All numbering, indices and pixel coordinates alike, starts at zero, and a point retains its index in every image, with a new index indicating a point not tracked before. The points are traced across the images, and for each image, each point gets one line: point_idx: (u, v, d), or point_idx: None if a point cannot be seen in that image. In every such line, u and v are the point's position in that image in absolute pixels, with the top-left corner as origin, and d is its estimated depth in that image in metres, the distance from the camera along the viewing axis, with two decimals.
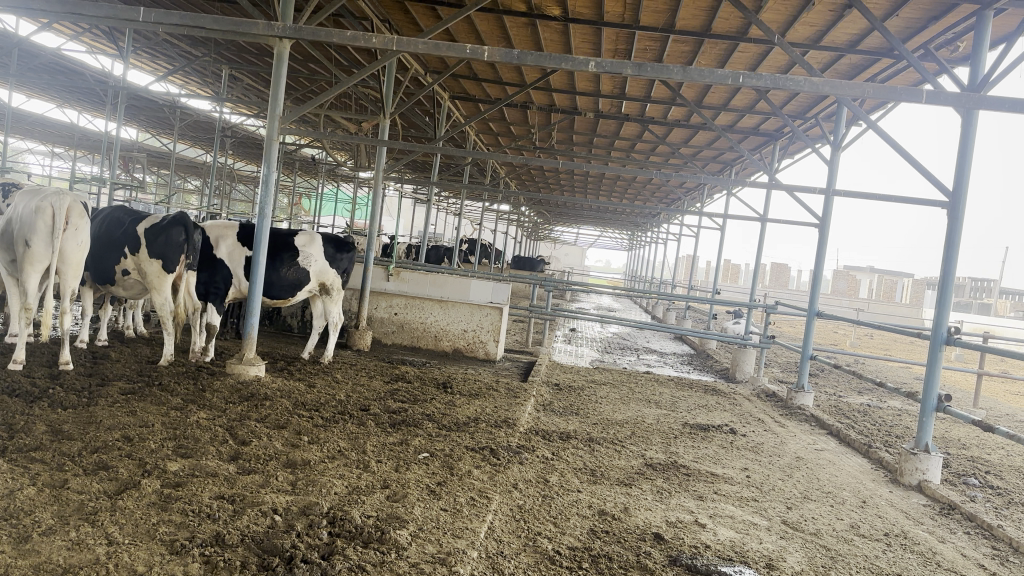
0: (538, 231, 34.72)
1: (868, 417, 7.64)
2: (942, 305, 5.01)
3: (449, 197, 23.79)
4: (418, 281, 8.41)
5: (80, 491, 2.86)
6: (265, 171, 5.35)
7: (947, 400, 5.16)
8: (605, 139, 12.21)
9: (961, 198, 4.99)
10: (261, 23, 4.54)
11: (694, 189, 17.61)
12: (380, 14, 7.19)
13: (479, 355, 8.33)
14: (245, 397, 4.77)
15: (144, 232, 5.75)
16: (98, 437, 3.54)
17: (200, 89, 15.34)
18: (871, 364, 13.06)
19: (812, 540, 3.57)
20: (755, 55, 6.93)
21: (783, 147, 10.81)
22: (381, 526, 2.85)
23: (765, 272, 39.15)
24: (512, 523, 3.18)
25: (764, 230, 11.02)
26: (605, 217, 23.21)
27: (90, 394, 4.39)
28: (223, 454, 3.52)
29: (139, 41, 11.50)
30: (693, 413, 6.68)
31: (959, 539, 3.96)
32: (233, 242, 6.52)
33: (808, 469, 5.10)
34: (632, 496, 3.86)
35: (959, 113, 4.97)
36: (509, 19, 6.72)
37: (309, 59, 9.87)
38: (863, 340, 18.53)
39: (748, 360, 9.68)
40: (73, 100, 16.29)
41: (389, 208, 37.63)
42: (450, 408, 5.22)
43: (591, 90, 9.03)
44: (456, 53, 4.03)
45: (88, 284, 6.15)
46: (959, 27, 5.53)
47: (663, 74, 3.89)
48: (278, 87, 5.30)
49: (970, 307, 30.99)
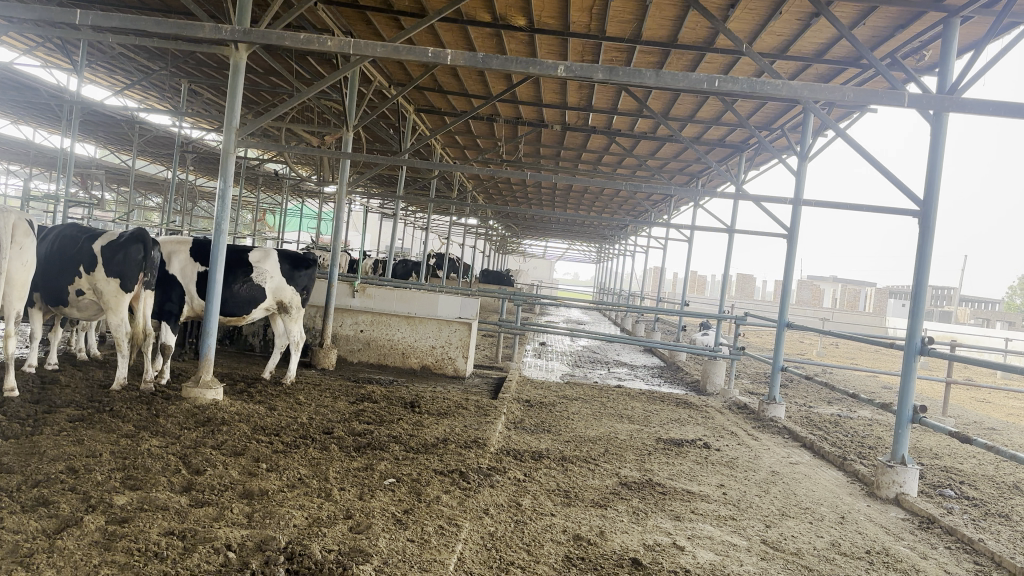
0: (505, 244, 34.62)
1: (840, 428, 7.59)
2: (915, 315, 4.94)
3: (417, 213, 23.63)
4: (385, 297, 8.32)
5: (15, 531, 2.63)
6: (222, 185, 5.13)
7: (923, 411, 5.07)
8: (572, 152, 12.17)
9: (932, 204, 4.94)
10: (208, 26, 4.21)
11: (660, 202, 17.73)
12: (342, 25, 7.05)
13: (449, 372, 8.11)
14: (201, 422, 4.56)
15: (99, 250, 5.51)
16: (39, 470, 3.32)
17: (158, 103, 14.95)
18: (839, 373, 13.12)
19: (793, 561, 3.44)
20: (722, 64, 6.94)
21: (749, 157, 10.88)
22: (344, 561, 2.67)
23: (731, 283, 39.64)
24: (483, 554, 3.01)
25: (732, 241, 10.99)
26: (572, 230, 23.33)
27: (35, 422, 4.14)
28: (174, 485, 3.32)
29: (94, 55, 11.20)
30: (666, 427, 6.56)
31: (940, 555, 3.87)
32: (185, 258, 6.33)
33: (784, 485, 4.99)
34: (607, 519, 3.71)
35: (930, 120, 4.93)
36: (474, 29, 6.61)
37: (271, 72, 9.71)
38: (829, 350, 18.73)
39: (718, 372, 9.58)
40: (26, 115, 15.77)
41: (354, 223, 37.32)
42: (417, 429, 5.04)
43: (558, 102, 8.97)
44: (415, 56, 3.87)
45: (38, 305, 5.89)
46: (926, 36, 5.54)
47: (633, 78, 3.74)
48: (235, 99, 5.08)
49: (932, 316, 31.58)
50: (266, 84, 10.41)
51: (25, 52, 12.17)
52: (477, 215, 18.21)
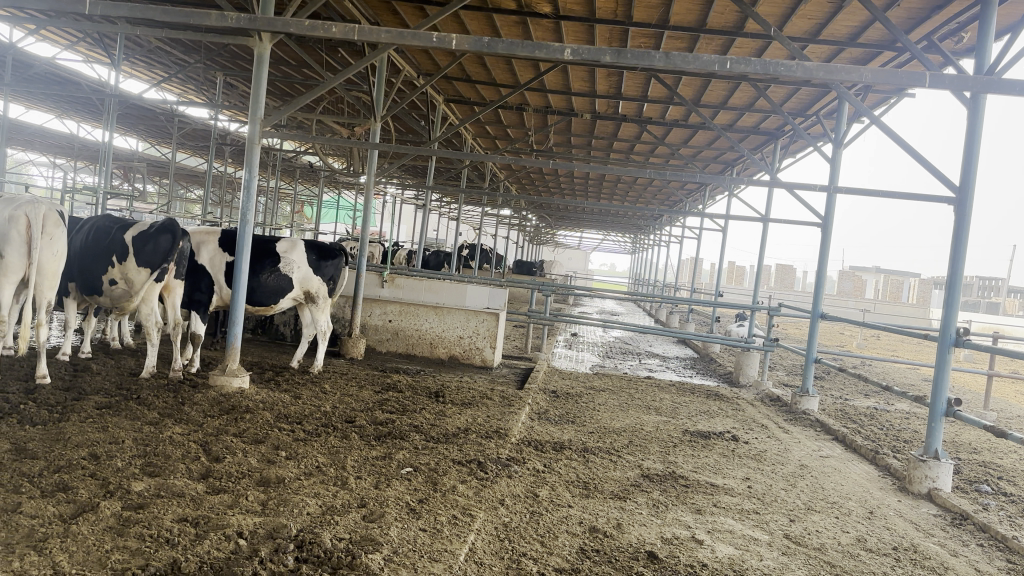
0: (540, 234, 34.54)
1: (876, 421, 7.41)
2: (950, 306, 4.79)
3: (451, 203, 23.65)
4: (413, 287, 8.32)
5: (32, 516, 2.68)
6: (246, 175, 5.16)
7: (957, 404, 4.92)
8: (603, 141, 12.07)
9: (968, 192, 4.78)
10: (215, 14, 4.20)
11: (695, 191, 17.50)
12: (368, 14, 7.06)
13: (476, 362, 8.11)
14: (225, 410, 4.60)
15: (131, 240, 5.60)
16: (62, 456, 3.37)
17: (195, 95, 15.13)
18: (878, 365, 12.84)
19: (815, 557, 3.36)
20: (753, 49, 6.80)
21: (784, 145, 10.68)
22: (353, 550, 2.67)
23: (769, 274, 39.05)
24: (495, 544, 2.98)
25: (766, 230, 10.80)
26: (606, 220, 23.14)
27: (63, 410, 4.21)
28: (192, 472, 3.35)
29: (132, 49, 11.35)
30: (694, 419, 6.47)
31: (972, 552, 3.75)
32: (214, 248, 6.40)
33: (813, 478, 4.90)
34: (626, 511, 3.66)
35: (966, 104, 4.77)
36: (499, 17, 6.57)
37: (301, 64, 9.76)
38: (868, 342, 18.38)
39: (752, 364, 9.42)
40: (69, 109, 16.06)
41: (388, 214, 37.51)
42: (439, 419, 5.03)
43: (587, 90, 8.88)
44: (422, 41, 3.83)
45: (72, 295, 5.99)
46: (962, 17, 5.36)
47: (644, 60, 3.67)
48: (257, 90, 5.10)
49: (978, 307, 30.73)
50: (297, 75, 10.47)
51: (66, 47, 12.37)
52: (509, 205, 18.18)
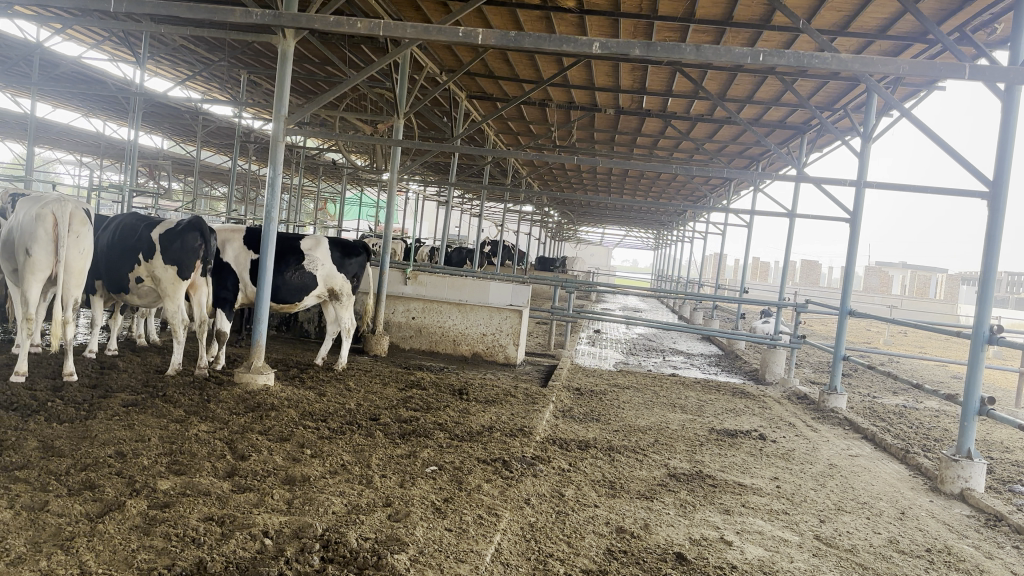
0: (562, 230, 34.37)
1: (905, 420, 7.30)
2: (984, 303, 4.69)
3: (473, 200, 23.62)
4: (436, 284, 8.40)
5: (60, 514, 2.69)
6: (271, 172, 5.16)
7: (991, 403, 4.81)
8: (627, 136, 11.99)
9: (1003, 187, 4.67)
10: (239, 10, 4.18)
11: (719, 186, 17.34)
12: (391, 10, 7.04)
13: (499, 359, 8.07)
14: (251, 408, 4.61)
15: (158, 238, 5.64)
16: (89, 454, 3.39)
17: (220, 93, 15.21)
18: (906, 362, 12.63)
19: (847, 558, 3.30)
20: (781, 41, 6.71)
21: (811, 139, 10.55)
22: (378, 550, 2.64)
23: (795, 270, 38.62)
24: (521, 545, 2.95)
25: (792, 225, 10.67)
26: (629, 216, 23.00)
27: (90, 407, 4.23)
28: (218, 470, 3.35)
29: (158, 47, 11.42)
30: (719, 417, 6.39)
31: (1007, 555, 3.66)
32: (239, 245, 6.43)
33: (842, 478, 4.82)
34: (653, 511, 3.61)
35: (1001, 95, 4.65)
36: (523, 11, 6.53)
37: (325, 61, 9.77)
38: (896, 339, 18.11)
39: (778, 361, 9.31)
40: (96, 108, 16.21)
41: (410, 210, 37.56)
42: (463, 416, 5.01)
43: (610, 84, 8.80)
44: (447, 36, 3.79)
45: (100, 292, 6.03)
46: (997, 8, 5.23)
47: (673, 53, 3.61)
48: (281, 88, 5.09)
49: (1008, 303, 30.19)
50: (320, 73, 10.48)
51: (93, 47, 12.47)
52: (532, 201, 18.11)
